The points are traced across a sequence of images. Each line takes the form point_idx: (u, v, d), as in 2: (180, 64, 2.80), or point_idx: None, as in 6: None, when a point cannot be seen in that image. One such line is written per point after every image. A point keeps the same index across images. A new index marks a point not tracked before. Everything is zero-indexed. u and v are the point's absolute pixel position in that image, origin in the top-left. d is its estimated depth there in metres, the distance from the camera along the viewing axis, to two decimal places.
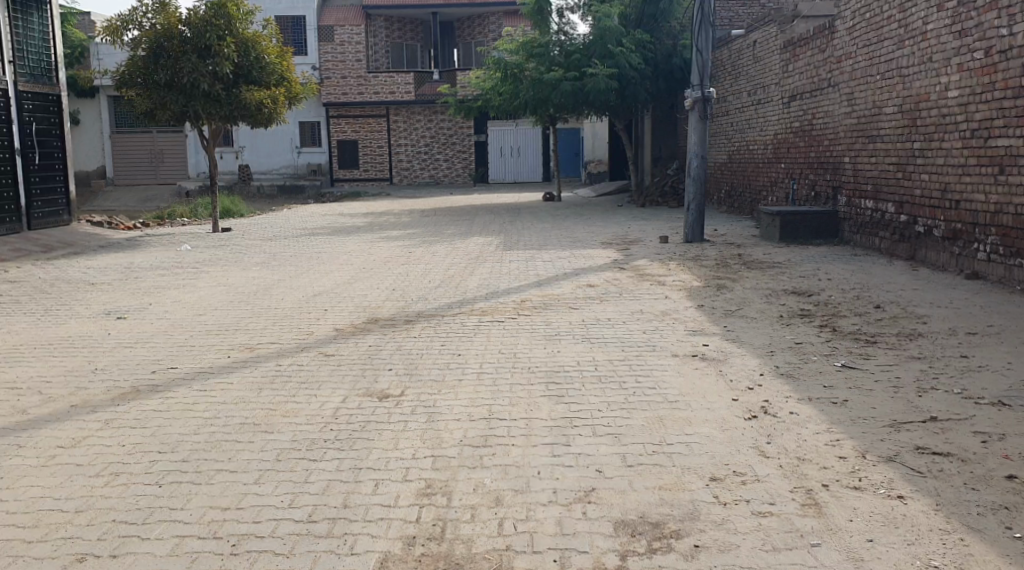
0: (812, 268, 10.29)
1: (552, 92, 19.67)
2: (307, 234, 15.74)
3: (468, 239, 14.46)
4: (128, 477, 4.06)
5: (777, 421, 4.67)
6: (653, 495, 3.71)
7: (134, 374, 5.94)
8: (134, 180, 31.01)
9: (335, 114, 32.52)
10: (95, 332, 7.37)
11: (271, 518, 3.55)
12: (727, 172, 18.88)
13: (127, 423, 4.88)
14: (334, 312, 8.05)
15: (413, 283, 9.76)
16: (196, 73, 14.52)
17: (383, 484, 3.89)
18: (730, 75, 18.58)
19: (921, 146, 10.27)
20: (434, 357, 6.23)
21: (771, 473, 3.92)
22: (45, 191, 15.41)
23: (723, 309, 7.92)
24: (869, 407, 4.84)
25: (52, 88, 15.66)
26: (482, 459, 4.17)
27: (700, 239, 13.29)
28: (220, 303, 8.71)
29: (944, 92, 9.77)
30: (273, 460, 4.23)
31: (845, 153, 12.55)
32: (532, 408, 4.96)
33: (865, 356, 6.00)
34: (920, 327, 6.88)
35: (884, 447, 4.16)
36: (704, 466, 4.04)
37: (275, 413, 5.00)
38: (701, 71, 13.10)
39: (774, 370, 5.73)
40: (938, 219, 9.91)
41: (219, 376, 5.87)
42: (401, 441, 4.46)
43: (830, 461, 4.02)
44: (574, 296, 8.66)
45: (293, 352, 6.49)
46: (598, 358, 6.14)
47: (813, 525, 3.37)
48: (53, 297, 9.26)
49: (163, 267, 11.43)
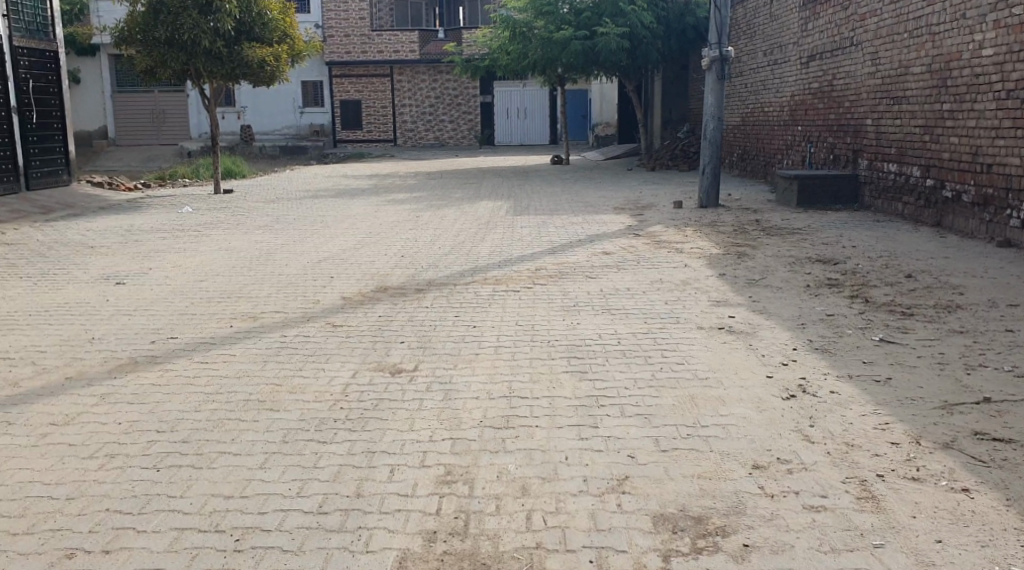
0: (834, 235, 9.95)
1: (562, 52, 19.16)
2: (310, 196, 15.39)
3: (477, 202, 14.11)
4: (123, 459, 3.77)
5: (817, 401, 4.36)
6: (693, 485, 3.41)
7: (133, 344, 5.64)
8: (136, 141, 30.55)
9: (338, 74, 31.93)
10: (93, 298, 7.07)
11: (278, 509, 3.26)
12: (740, 135, 18.41)
13: (123, 399, 4.58)
14: (341, 280, 7.73)
15: (422, 248, 9.45)
16: (197, 29, 14.04)
17: (399, 470, 3.60)
18: (745, 35, 18.02)
19: (951, 108, 9.85)
20: (447, 328, 5.91)
21: (819, 461, 3.62)
22: (44, 151, 15.00)
23: (747, 278, 7.57)
24: (916, 386, 4.53)
25: (49, 45, 15.15)
26: (504, 442, 3.87)
27: (714, 204, 12.93)
28: (221, 269, 8.39)
29: (977, 51, 9.34)
30: (278, 442, 3.94)
31: (867, 114, 12.12)
32: (554, 386, 4.66)
33: (904, 329, 5.68)
34: (957, 297, 6.56)
35: (939, 432, 3.87)
36: (745, 452, 3.73)
37: (282, 389, 4.71)
38: (719, 29, 12.58)
39: (808, 344, 5.41)
40: (967, 183, 9.52)
41: (221, 347, 5.56)
42: (416, 422, 4.16)
43: (882, 449, 3.73)
44: (590, 264, 8.32)
45: (300, 323, 6.18)
46: (620, 331, 5.82)
47: (873, 523, 3.10)
48: (51, 260, 8.96)
49: (166, 230, 11.14)
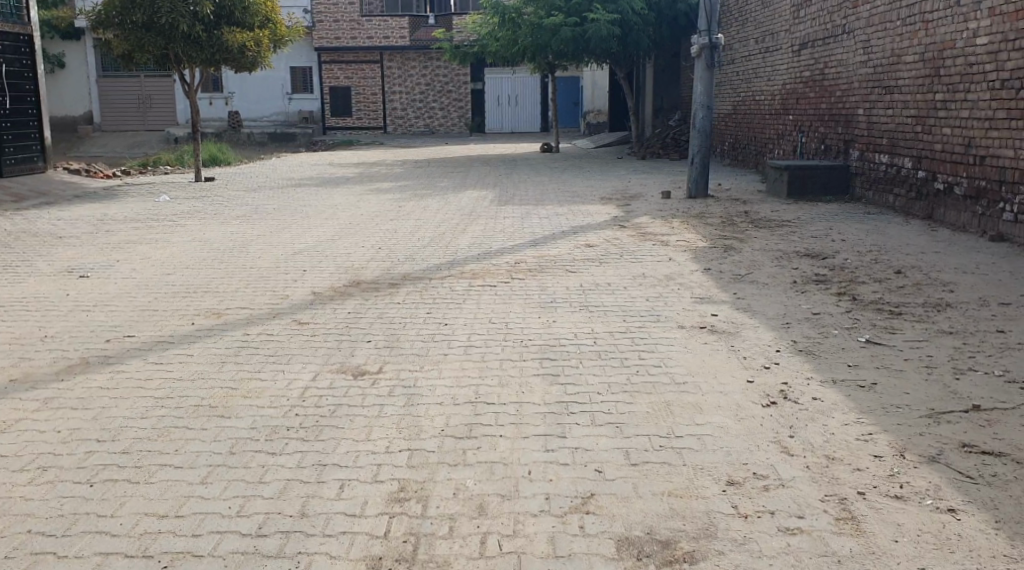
0: (824, 227, 9.74)
1: (551, 39, 18.86)
2: (293, 185, 15.13)
3: (462, 191, 13.88)
4: (56, 473, 3.53)
5: (798, 408, 4.14)
6: (662, 504, 3.19)
7: (86, 344, 5.38)
8: (122, 126, 30.12)
9: (327, 60, 31.54)
10: (53, 292, 6.80)
11: (213, 532, 3.03)
12: (731, 124, 18.15)
13: (68, 403, 4.34)
14: (315, 273, 7.49)
15: (401, 239, 9.20)
16: (175, 12, 13.70)
17: (349, 487, 3.36)
18: (737, 21, 17.71)
19: (944, 97, 9.61)
20: (417, 326, 5.67)
21: (797, 477, 3.40)
22: (19, 137, 14.69)
23: (733, 273, 7.33)
24: (903, 393, 4.30)
25: (23, 29, 14.80)
26: (465, 454, 3.63)
27: (703, 194, 12.68)
28: (192, 261, 8.13)
29: (971, 40, 9.09)
30: (225, 453, 3.70)
31: (859, 104, 11.87)
32: (524, 391, 4.42)
33: (891, 330, 5.45)
34: (948, 295, 6.33)
35: (925, 445, 3.65)
36: (720, 466, 3.51)
37: (236, 393, 4.47)
38: (709, 15, 12.27)
39: (791, 346, 5.18)
40: (960, 175, 9.30)
41: (179, 347, 5.31)
42: (373, 431, 3.92)
43: (864, 462, 3.51)
44: (571, 257, 8.08)
45: (265, 319, 5.93)
46: (598, 330, 5.59)
47: (852, 548, 2.88)
48: (17, 251, 8.70)
49: (139, 219, 10.87)
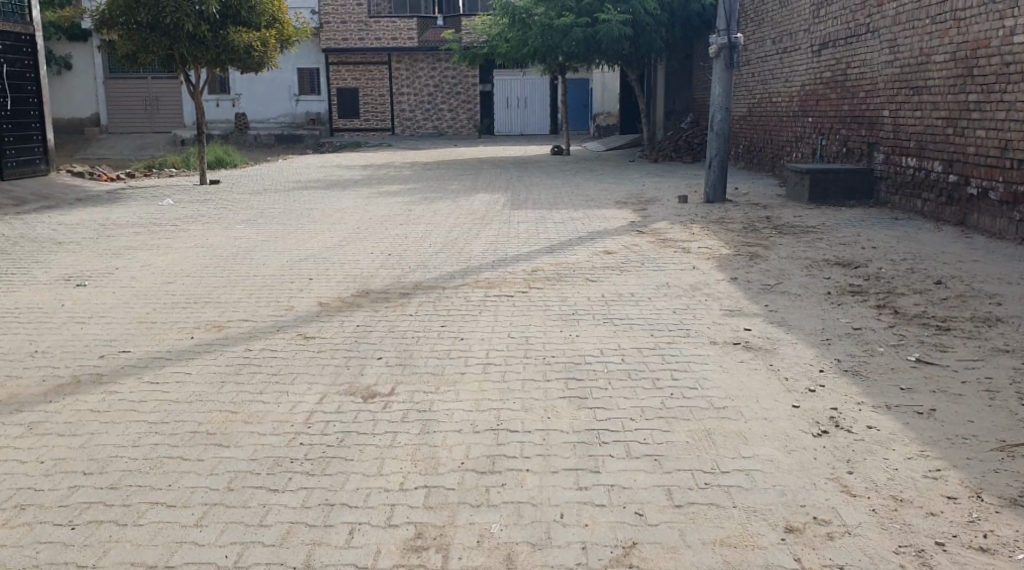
0: (852, 234, 9.34)
1: (562, 40, 18.52)
2: (299, 188, 14.81)
3: (472, 195, 13.52)
4: (36, 512, 3.18)
5: (854, 438, 3.76)
6: (714, 557, 2.82)
7: (77, 361, 5.01)
8: (129, 128, 29.85)
9: (335, 61, 31.14)
10: (48, 303, 6.45)
11: None
12: (747, 126, 17.74)
13: (54, 429, 3.99)
14: (320, 282, 7.14)
15: (412, 246, 8.84)
16: (180, 12, 13.36)
17: (360, 532, 2.99)
18: (754, 22, 17.31)
19: (978, 98, 9.22)
20: (430, 342, 5.29)
21: (864, 522, 3.02)
22: (20, 139, 14.37)
23: (762, 284, 6.92)
24: (965, 420, 3.92)
25: (25, 28, 14.47)
26: (488, 494, 3.26)
27: (721, 199, 12.22)
28: (194, 269, 7.79)
29: (1007, 38, 8.70)
30: (222, 490, 3.33)
31: (884, 106, 11.47)
32: (549, 417, 4.03)
33: (941, 347, 5.06)
34: (996, 309, 5.93)
35: (1002, 484, 3.26)
36: (775, 509, 3.12)
37: (236, 417, 4.10)
38: (728, 13, 11.84)
39: (835, 365, 4.79)
40: (995, 179, 8.89)
41: (176, 364, 4.95)
42: (385, 464, 3.55)
43: (938, 505, 3.12)
44: (591, 265, 7.72)
45: (267, 334, 5.55)
46: (625, 345, 5.21)
47: None
48: (13, 258, 8.34)
49: (140, 225, 10.51)
